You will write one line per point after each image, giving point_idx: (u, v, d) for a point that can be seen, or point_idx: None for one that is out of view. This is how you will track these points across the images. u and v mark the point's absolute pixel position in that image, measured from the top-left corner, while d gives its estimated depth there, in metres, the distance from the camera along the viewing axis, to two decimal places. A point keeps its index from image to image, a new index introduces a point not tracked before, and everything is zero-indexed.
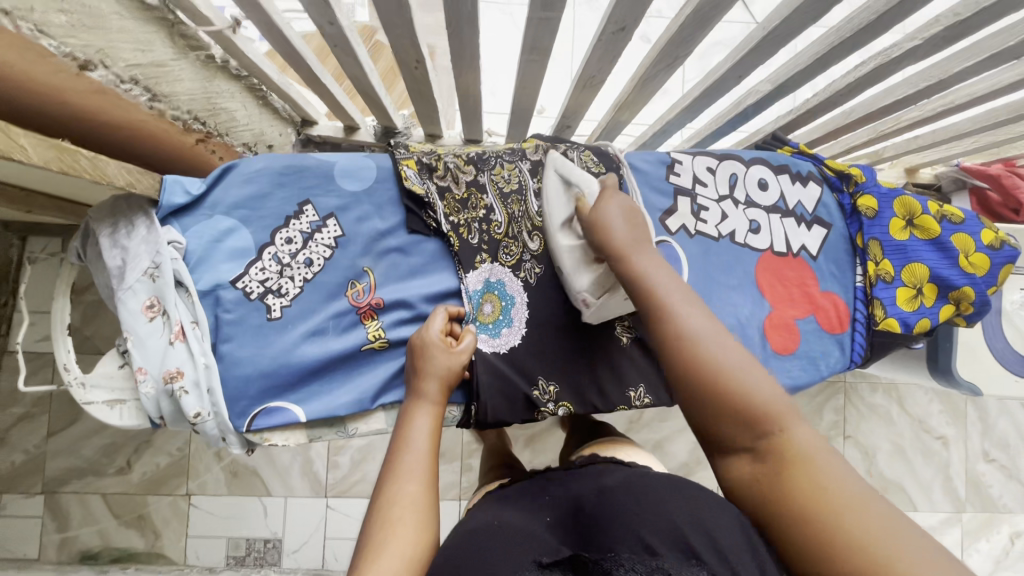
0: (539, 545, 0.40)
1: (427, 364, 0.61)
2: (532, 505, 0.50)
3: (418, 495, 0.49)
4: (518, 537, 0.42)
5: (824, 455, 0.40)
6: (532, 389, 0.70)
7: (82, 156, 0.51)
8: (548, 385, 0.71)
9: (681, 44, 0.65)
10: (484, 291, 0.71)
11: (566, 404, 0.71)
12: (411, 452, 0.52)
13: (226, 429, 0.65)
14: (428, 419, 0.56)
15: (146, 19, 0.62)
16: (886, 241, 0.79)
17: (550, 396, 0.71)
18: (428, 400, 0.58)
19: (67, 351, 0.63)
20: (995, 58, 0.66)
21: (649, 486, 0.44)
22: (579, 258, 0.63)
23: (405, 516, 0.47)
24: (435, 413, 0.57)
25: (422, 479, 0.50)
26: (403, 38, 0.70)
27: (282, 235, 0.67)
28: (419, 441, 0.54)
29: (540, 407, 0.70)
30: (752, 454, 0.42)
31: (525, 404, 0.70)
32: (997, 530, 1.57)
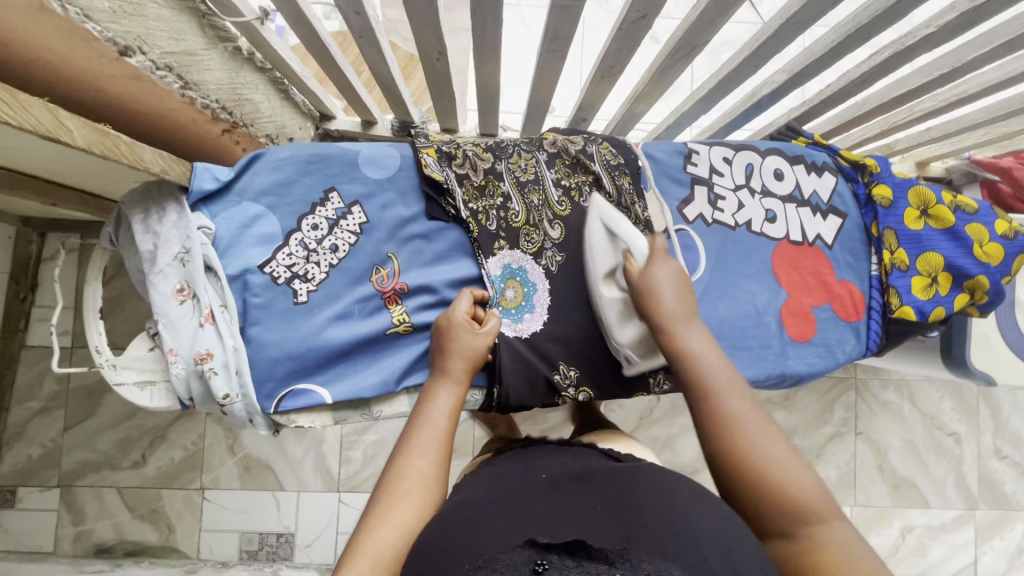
0: (537, 521, 0.43)
1: (458, 346, 0.62)
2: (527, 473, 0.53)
3: (429, 472, 0.51)
4: (513, 508, 0.45)
5: (854, 551, 0.42)
6: (554, 373, 0.71)
7: (121, 141, 0.53)
8: (569, 369, 0.72)
9: (698, 33, 0.66)
10: (506, 276, 0.72)
11: (586, 388, 0.73)
12: (428, 428, 0.54)
13: (254, 411, 0.66)
14: (450, 398, 0.57)
15: (181, 9, 0.64)
16: (901, 230, 0.80)
17: (571, 380, 0.72)
18: (454, 379, 0.59)
19: (99, 334, 0.65)
20: (1007, 45, 0.67)
21: (668, 482, 0.46)
22: (621, 312, 0.69)
23: (413, 489, 0.49)
24: (458, 393, 0.58)
25: (434, 457, 0.52)
26: (426, 28, 0.72)
27: (309, 221, 0.69)
28: (439, 415, 0.56)
29: (561, 391, 0.71)
30: (789, 537, 0.44)
31: (547, 390, 0.71)
32: (1010, 528, 1.56)
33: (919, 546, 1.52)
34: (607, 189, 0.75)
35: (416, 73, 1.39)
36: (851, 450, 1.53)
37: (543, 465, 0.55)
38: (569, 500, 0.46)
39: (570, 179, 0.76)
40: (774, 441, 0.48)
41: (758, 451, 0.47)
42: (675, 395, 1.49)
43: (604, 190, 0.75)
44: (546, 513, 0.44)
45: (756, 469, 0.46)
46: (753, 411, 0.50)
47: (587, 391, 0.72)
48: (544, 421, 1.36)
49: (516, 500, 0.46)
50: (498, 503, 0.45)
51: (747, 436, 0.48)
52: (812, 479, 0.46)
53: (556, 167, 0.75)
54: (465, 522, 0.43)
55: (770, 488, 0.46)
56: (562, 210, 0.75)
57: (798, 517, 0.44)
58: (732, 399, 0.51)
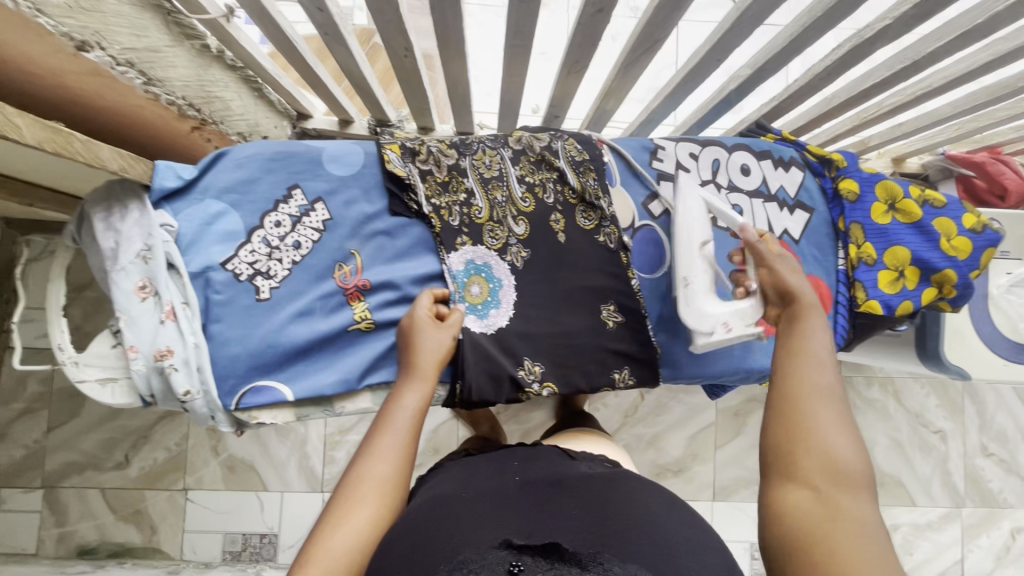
0: (509, 524, 0.45)
1: (427, 346, 0.63)
2: (501, 472, 0.54)
3: (388, 474, 0.51)
4: (488, 510, 0.46)
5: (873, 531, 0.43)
6: (518, 369, 0.71)
7: (76, 138, 0.53)
8: (534, 365, 0.72)
9: (657, 27, 0.67)
10: (470, 271, 0.72)
11: (551, 384, 0.72)
12: (390, 433, 0.54)
13: (216, 407, 0.66)
14: (416, 397, 0.58)
15: (143, 6, 0.64)
16: (868, 224, 0.81)
17: (536, 375, 0.72)
18: (423, 378, 0.60)
19: (61, 330, 0.65)
20: (964, 37, 0.67)
21: (636, 492, 0.49)
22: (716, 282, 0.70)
23: (370, 490, 0.50)
24: (425, 392, 0.58)
25: (395, 461, 0.52)
26: (389, 25, 0.72)
27: (272, 218, 0.69)
28: (402, 417, 0.56)
29: (525, 387, 0.71)
30: (813, 491, 0.45)
31: (510, 386, 0.71)
32: (997, 525, 1.56)
33: (906, 545, 1.52)
34: (571, 185, 0.76)
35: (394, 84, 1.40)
36: None
37: (517, 463, 0.56)
38: (543, 507, 0.47)
39: (534, 175, 0.76)
40: (843, 420, 0.49)
41: (825, 420, 0.49)
42: (659, 393, 1.49)
43: (568, 185, 0.76)
44: (519, 519, 0.45)
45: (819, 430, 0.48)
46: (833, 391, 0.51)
47: (549, 387, 0.72)
48: (527, 421, 1.36)
49: (491, 505, 0.47)
50: (469, 506, 0.47)
51: (821, 403, 0.49)
52: (861, 467, 0.46)
53: (520, 164, 0.76)
54: (436, 524, 0.45)
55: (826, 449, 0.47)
56: (526, 207, 0.75)
57: (840, 486, 0.45)
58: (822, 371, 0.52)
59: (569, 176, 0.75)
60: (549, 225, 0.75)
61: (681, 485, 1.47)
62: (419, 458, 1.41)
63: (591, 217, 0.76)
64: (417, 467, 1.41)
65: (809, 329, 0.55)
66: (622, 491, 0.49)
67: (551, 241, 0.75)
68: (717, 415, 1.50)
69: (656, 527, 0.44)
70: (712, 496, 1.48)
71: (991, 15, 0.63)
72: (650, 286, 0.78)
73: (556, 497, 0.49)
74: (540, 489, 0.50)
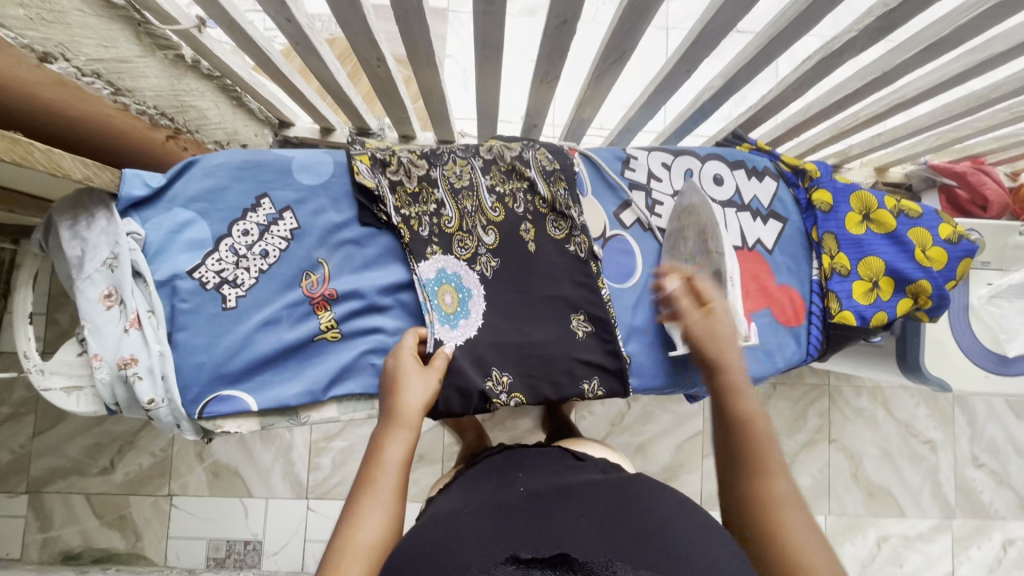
0: (516, 537, 0.43)
1: (410, 391, 0.60)
2: (504, 488, 0.54)
3: (379, 542, 0.46)
4: (494, 527, 0.45)
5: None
6: (486, 381, 0.70)
7: (34, 148, 0.53)
8: (502, 375, 0.71)
9: (623, 37, 0.67)
10: (442, 280, 0.72)
11: (518, 395, 0.71)
12: (376, 495, 0.49)
13: (180, 417, 0.66)
14: (400, 446, 0.54)
15: (111, 17, 0.65)
16: (841, 234, 0.80)
17: (503, 386, 0.71)
18: (408, 429, 0.55)
19: (27, 338, 0.65)
20: (932, 49, 0.67)
21: (653, 497, 0.48)
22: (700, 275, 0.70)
23: (355, 559, 0.45)
24: (409, 441, 0.55)
25: (385, 526, 0.48)
26: (359, 35, 0.72)
27: (239, 227, 0.69)
28: (388, 474, 0.51)
29: (493, 399, 0.70)
30: None
31: (478, 398, 0.70)
32: (988, 537, 1.54)
33: (895, 556, 1.51)
34: (542, 195, 0.76)
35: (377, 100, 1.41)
36: (824, 458, 1.52)
37: (520, 480, 0.56)
38: (549, 516, 0.47)
39: (505, 185, 0.76)
40: (812, 528, 0.47)
41: (797, 533, 0.46)
42: (646, 401, 1.48)
43: (539, 195, 0.76)
44: (524, 533, 0.44)
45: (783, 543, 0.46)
46: (796, 500, 0.49)
47: (516, 398, 0.71)
48: (513, 428, 1.35)
49: (494, 520, 0.46)
50: (475, 522, 0.46)
51: (788, 515, 0.47)
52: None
53: (491, 174, 0.76)
54: (439, 539, 0.44)
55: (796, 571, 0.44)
56: (496, 216, 0.75)
57: None
58: (780, 478, 0.50)
59: (539, 186, 0.76)
60: (519, 234, 0.75)
61: None
62: None
63: (562, 226, 0.77)
64: None
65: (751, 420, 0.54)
66: (636, 495, 0.49)
67: (522, 251, 0.75)
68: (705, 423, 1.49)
69: (668, 528, 0.44)
70: None
71: (956, 28, 0.63)
72: (618, 297, 0.78)
73: (561, 505, 0.48)
74: (544, 501, 0.49)
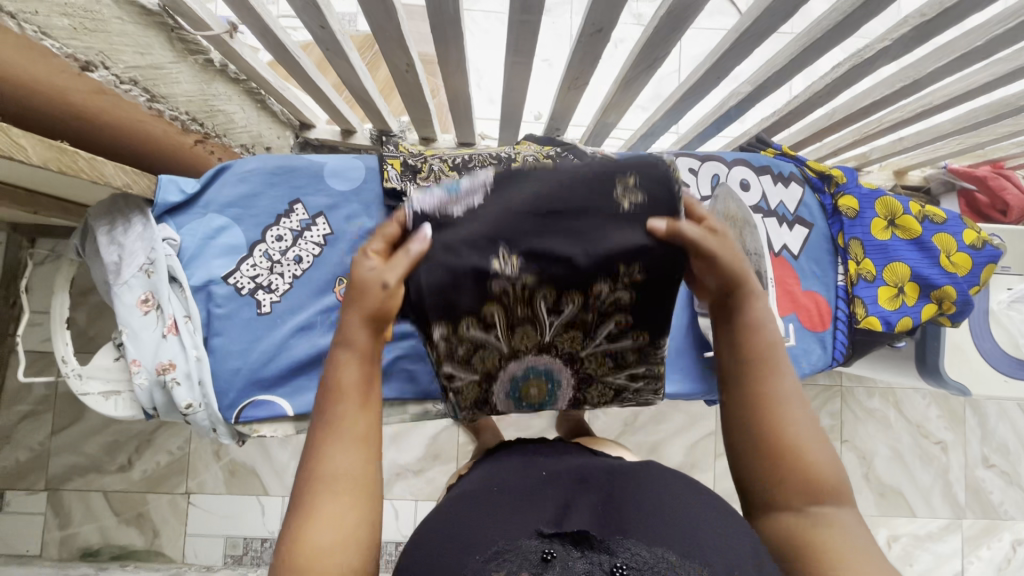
0: (535, 517, 0.44)
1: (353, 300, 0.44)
2: (527, 469, 0.53)
3: (358, 466, 0.40)
4: (515, 504, 0.45)
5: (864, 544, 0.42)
6: (493, 259, 0.49)
7: (80, 157, 0.53)
8: (512, 256, 0.49)
9: (658, 45, 0.67)
10: (531, 375, 0.58)
11: (525, 281, 0.50)
12: (341, 428, 0.41)
13: (217, 421, 0.67)
14: (353, 373, 0.43)
15: (147, 23, 0.65)
16: (867, 240, 0.81)
17: (512, 271, 0.49)
18: (351, 346, 0.43)
19: (65, 343, 0.66)
20: (966, 57, 0.67)
21: (663, 480, 0.48)
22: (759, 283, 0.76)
23: (331, 491, 0.39)
24: (364, 367, 0.43)
25: (362, 445, 0.41)
26: (392, 41, 0.73)
27: (273, 233, 0.70)
28: (349, 395, 0.41)
29: (496, 280, 0.49)
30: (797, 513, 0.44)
31: (474, 287, 0.49)
32: (998, 537, 1.55)
33: (906, 556, 1.52)
34: None
35: (393, 96, 1.41)
36: None
37: (541, 463, 0.55)
38: (571, 499, 0.46)
39: None
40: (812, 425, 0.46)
41: (796, 429, 0.46)
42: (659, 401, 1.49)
43: None
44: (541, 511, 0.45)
45: (789, 442, 0.45)
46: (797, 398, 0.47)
47: (529, 280, 0.50)
48: (528, 428, 1.36)
49: (514, 503, 0.46)
50: (497, 498, 0.47)
51: (788, 413, 0.46)
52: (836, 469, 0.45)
53: None
54: (460, 523, 0.44)
55: (791, 463, 0.45)
56: None
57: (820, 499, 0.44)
58: (780, 377, 0.48)
59: None
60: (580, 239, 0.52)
61: None
62: (420, 464, 1.42)
63: None
64: (415, 474, 1.42)
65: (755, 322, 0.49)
66: (649, 475, 0.49)
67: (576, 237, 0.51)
68: (717, 423, 1.49)
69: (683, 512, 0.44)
70: None
71: (990, 38, 0.63)
72: None
73: (578, 488, 0.48)
74: (564, 481, 0.49)
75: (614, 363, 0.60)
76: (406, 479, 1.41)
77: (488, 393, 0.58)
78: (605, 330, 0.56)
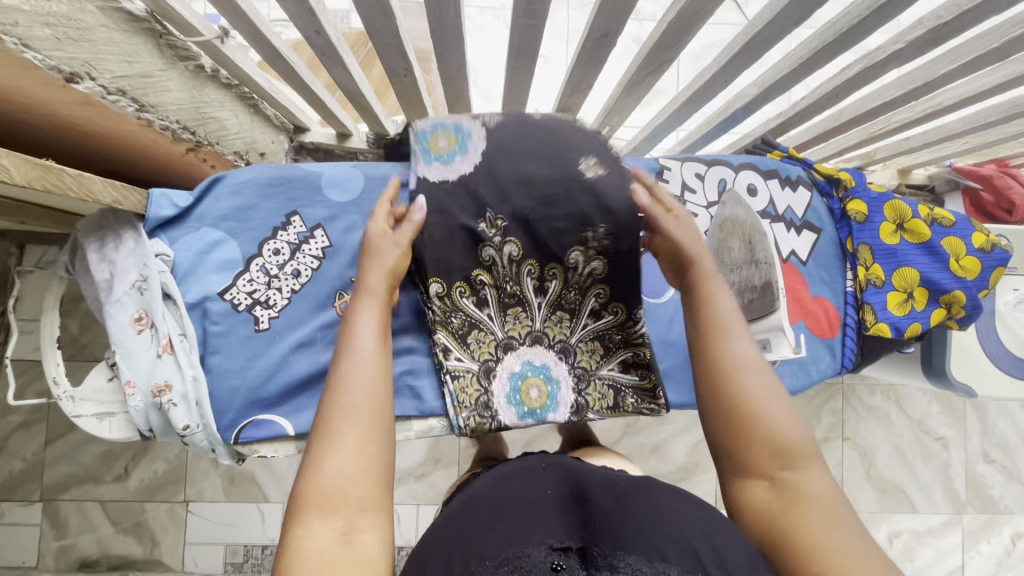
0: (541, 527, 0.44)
1: (376, 261, 0.57)
2: (534, 486, 0.52)
3: (364, 399, 0.47)
4: (523, 512, 0.46)
5: (833, 505, 0.45)
6: (479, 221, 0.66)
7: (66, 174, 0.50)
8: (497, 219, 0.67)
9: (665, 49, 0.65)
10: (529, 373, 0.69)
11: (512, 241, 0.68)
12: (358, 364, 0.49)
13: (215, 441, 0.66)
14: (371, 321, 0.52)
15: (134, 30, 0.62)
16: (876, 245, 0.79)
17: (497, 231, 0.67)
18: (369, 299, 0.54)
19: (56, 364, 0.63)
20: (979, 60, 0.66)
21: (666, 498, 0.48)
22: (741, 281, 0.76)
23: (350, 419, 0.46)
24: (378, 316, 0.53)
25: (372, 385, 0.48)
26: (390, 46, 0.71)
27: (270, 246, 0.68)
28: (363, 340, 0.51)
29: (486, 240, 0.67)
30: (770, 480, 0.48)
31: (469, 240, 0.67)
32: (998, 531, 1.56)
33: (907, 552, 1.52)
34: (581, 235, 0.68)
35: (389, 94, 1.38)
36: (837, 457, 1.53)
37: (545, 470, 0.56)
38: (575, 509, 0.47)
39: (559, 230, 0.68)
40: (774, 391, 0.51)
41: (759, 391, 0.51)
42: None
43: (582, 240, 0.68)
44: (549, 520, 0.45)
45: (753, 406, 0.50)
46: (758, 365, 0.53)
47: (512, 253, 0.68)
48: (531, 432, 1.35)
49: (522, 523, 0.45)
50: (506, 506, 0.48)
51: (750, 377, 0.52)
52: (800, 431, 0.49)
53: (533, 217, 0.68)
54: (470, 530, 0.45)
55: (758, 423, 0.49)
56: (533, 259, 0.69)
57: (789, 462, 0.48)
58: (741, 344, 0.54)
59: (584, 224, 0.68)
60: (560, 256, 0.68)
61: None
62: (421, 469, 1.41)
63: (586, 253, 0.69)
64: (417, 478, 1.40)
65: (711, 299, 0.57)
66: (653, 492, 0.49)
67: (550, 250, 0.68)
68: None
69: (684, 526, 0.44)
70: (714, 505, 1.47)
71: (1006, 40, 0.62)
72: (653, 313, 0.78)
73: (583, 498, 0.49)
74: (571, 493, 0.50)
75: (603, 350, 0.71)
76: (408, 484, 1.40)
77: (488, 395, 0.67)
78: (586, 308, 0.70)
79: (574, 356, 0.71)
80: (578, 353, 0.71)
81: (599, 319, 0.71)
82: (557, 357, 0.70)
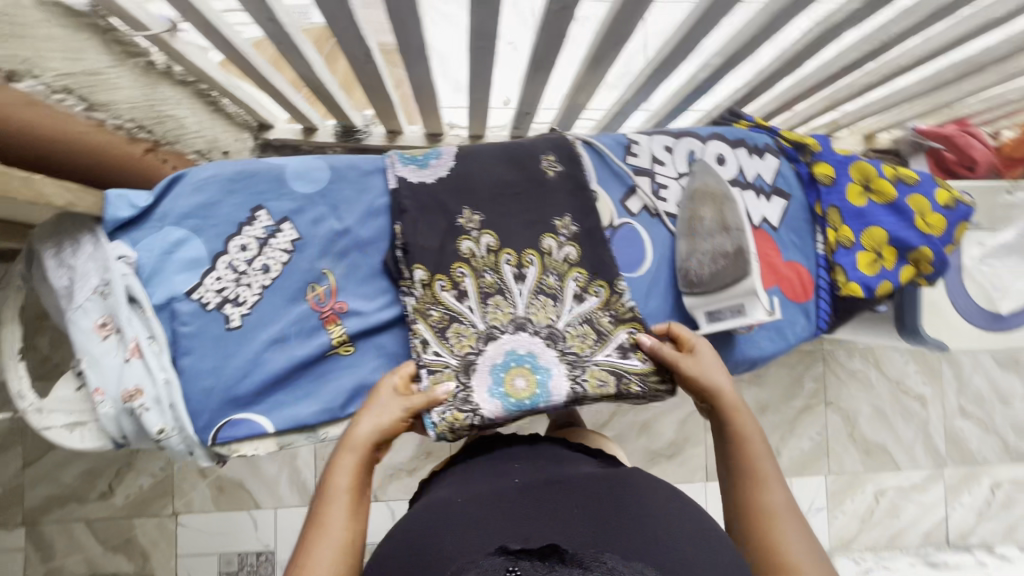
0: (507, 533, 0.43)
1: (369, 414, 0.59)
2: (500, 477, 0.53)
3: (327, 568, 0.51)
4: (490, 518, 0.45)
5: None
6: (457, 220, 0.71)
7: (12, 175, 0.48)
8: (473, 214, 0.72)
9: (626, 19, 0.64)
10: (512, 363, 0.68)
11: (490, 233, 0.72)
12: (325, 531, 0.52)
13: (193, 444, 0.64)
14: (343, 479, 0.55)
15: (76, 28, 0.62)
16: (844, 207, 0.81)
17: (475, 225, 0.72)
18: (349, 460, 0.56)
19: (19, 376, 0.60)
20: (932, 16, 0.67)
21: (643, 492, 0.48)
22: (715, 248, 0.73)
23: None
24: (350, 473, 0.55)
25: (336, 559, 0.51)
26: (346, 31, 0.69)
27: (236, 242, 0.66)
28: (334, 506, 0.54)
29: (465, 234, 0.71)
30: None
31: (449, 226, 0.71)
32: (978, 482, 1.61)
33: (892, 509, 1.57)
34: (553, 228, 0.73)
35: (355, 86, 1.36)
36: (821, 422, 1.56)
37: (516, 468, 0.55)
38: (540, 508, 0.46)
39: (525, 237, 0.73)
40: (803, 538, 0.57)
41: (789, 539, 0.56)
42: None
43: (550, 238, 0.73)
44: (520, 525, 0.44)
45: (786, 556, 0.55)
46: (790, 510, 0.59)
47: (490, 244, 0.71)
48: None
49: (486, 511, 0.46)
50: (474, 509, 0.46)
51: (782, 527, 0.57)
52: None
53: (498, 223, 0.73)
54: (431, 538, 0.44)
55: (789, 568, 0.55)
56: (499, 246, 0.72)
57: None
58: (774, 489, 0.60)
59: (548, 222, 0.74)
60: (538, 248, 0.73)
61: (673, 469, 1.48)
62: (412, 464, 1.40)
63: (556, 240, 0.73)
64: (409, 473, 1.40)
65: (744, 438, 0.62)
66: (633, 485, 0.48)
67: (519, 231, 0.72)
68: None
69: (663, 522, 0.45)
70: (705, 477, 1.49)
71: None
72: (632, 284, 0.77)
73: (554, 497, 0.47)
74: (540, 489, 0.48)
75: (595, 334, 0.70)
76: (400, 479, 1.39)
77: (467, 389, 0.66)
78: (568, 293, 0.72)
79: (564, 341, 0.69)
80: (568, 338, 0.69)
81: (583, 303, 0.72)
82: (544, 342, 0.69)
